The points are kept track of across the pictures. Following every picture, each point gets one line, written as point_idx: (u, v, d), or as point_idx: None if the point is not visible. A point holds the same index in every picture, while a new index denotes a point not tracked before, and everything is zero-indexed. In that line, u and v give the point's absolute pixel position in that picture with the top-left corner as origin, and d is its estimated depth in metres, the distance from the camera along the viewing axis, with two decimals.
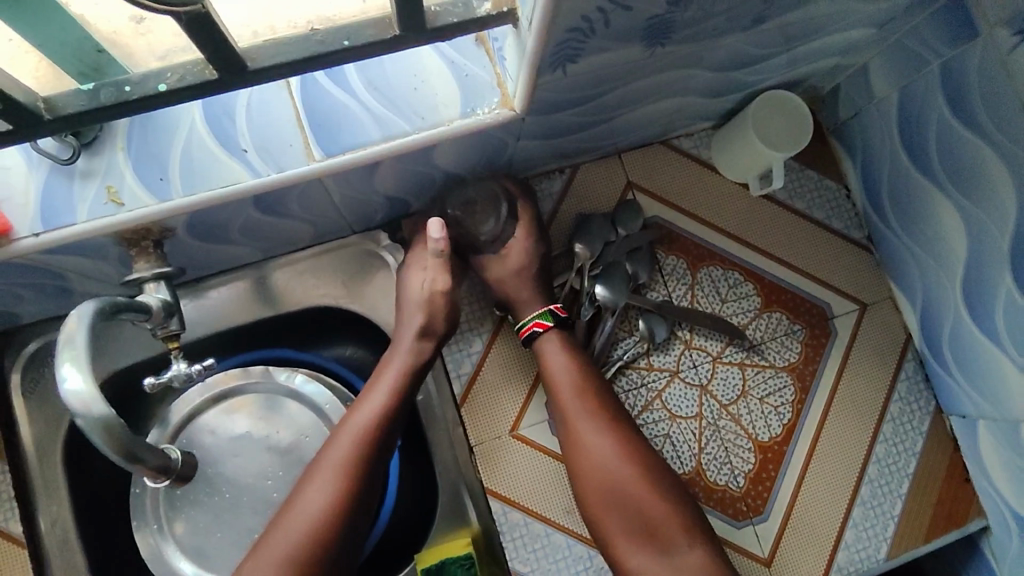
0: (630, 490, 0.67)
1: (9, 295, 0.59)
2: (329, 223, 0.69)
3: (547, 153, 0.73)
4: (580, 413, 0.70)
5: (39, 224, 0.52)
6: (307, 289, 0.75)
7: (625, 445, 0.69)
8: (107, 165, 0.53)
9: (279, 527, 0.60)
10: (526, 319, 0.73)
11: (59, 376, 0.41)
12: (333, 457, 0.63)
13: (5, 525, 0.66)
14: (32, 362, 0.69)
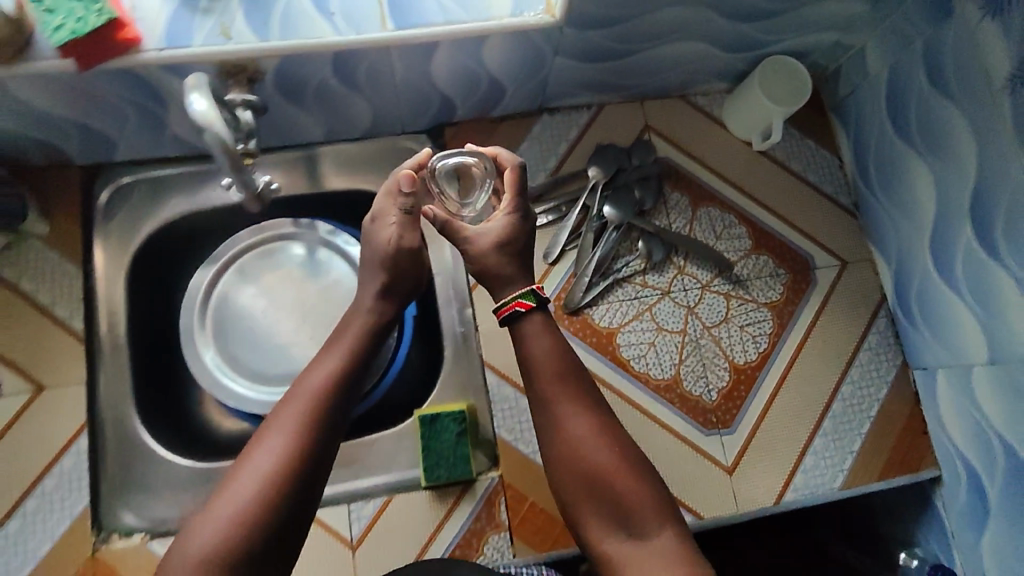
0: (607, 477, 0.66)
1: (116, 113, 0.71)
2: (383, 109, 0.81)
3: (575, 81, 0.84)
4: (560, 398, 0.69)
5: (163, 42, 0.64)
6: (353, 174, 0.86)
7: (600, 430, 0.68)
8: (223, 7, 0.65)
9: (236, 482, 0.58)
10: (505, 300, 0.71)
11: (190, 103, 0.60)
12: (293, 411, 0.62)
13: (69, 320, 0.77)
14: (118, 191, 0.82)
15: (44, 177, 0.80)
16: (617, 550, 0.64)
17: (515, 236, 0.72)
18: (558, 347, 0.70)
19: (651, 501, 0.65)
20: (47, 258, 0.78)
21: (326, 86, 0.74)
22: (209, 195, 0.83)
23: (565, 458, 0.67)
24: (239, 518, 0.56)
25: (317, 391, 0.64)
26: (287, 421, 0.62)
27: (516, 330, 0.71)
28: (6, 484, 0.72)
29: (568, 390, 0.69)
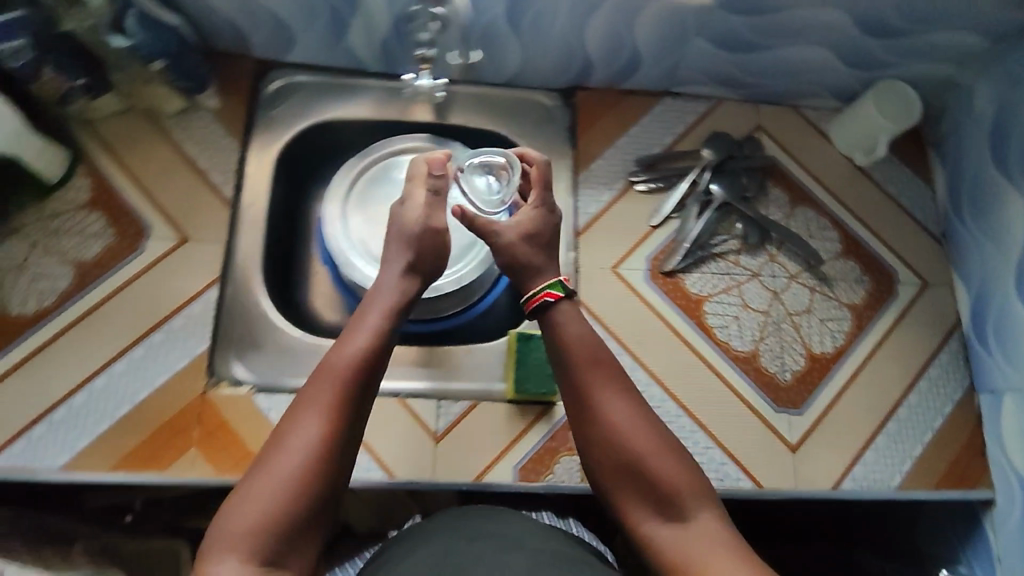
0: (643, 460, 0.64)
1: (311, 8, 0.82)
2: (531, 60, 0.90)
3: (704, 69, 0.92)
4: (595, 385, 0.69)
5: None
6: (487, 114, 0.95)
7: (629, 419, 0.67)
8: None
9: (268, 471, 0.58)
10: (535, 289, 0.75)
11: None
12: (323, 398, 0.62)
13: (220, 186, 0.86)
14: (289, 88, 0.92)
15: (223, 63, 0.90)
16: (656, 533, 0.63)
17: (543, 228, 0.79)
18: (581, 337, 0.71)
19: (691, 481, 0.63)
20: (212, 131, 0.88)
21: (493, 23, 0.84)
22: (360, 107, 0.93)
23: (600, 446, 0.66)
24: (280, 497, 0.56)
25: (347, 369, 0.64)
26: (322, 403, 0.61)
27: (542, 318, 0.74)
28: (139, 315, 0.79)
29: (602, 377, 0.69)
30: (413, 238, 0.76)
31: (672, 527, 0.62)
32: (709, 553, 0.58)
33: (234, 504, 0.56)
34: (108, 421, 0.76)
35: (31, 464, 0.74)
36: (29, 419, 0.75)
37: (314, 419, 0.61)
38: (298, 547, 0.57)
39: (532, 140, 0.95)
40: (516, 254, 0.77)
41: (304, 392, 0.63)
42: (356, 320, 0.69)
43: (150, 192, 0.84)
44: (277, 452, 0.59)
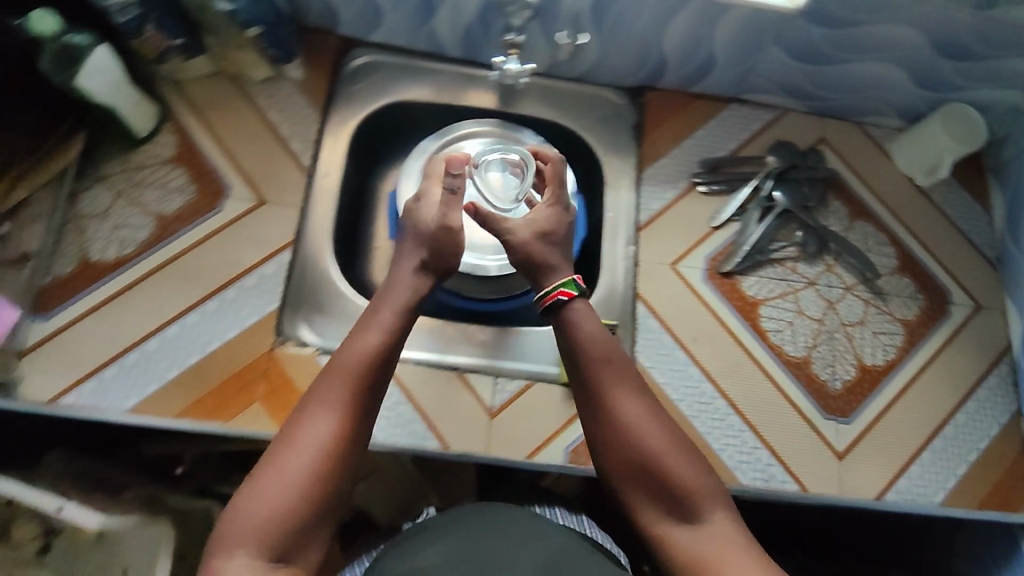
0: (658, 461, 0.63)
1: None
2: (606, 57, 0.92)
3: (775, 79, 0.94)
4: (609, 385, 0.67)
5: None
6: (558, 107, 0.98)
7: (641, 420, 0.65)
8: None
9: (278, 471, 0.58)
10: (550, 287, 0.73)
11: None
12: (334, 402, 0.62)
13: (299, 153, 0.89)
14: (369, 65, 0.95)
15: (310, 37, 0.94)
16: (669, 533, 0.62)
17: (557, 227, 0.78)
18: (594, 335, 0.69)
19: (706, 482, 0.62)
20: (295, 101, 0.91)
21: (576, 17, 0.86)
22: (435, 89, 0.96)
23: (613, 448, 0.65)
24: (292, 492, 0.57)
25: (358, 367, 0.64)
26: (334, 403, 0.62)
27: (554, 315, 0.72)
28: (214, 270, 0.82)
29: (615, 378, 0.68)
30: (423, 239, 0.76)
31: (686, 530, 0.61)
32: (724, 554, 0.57)
33: (244, 499, 0.57)
34: (177, 369, 0.78)
35: (99, 404, 0.76)
36: (103, 358, 0.77)
37: (325, 424, 0.61)
38: (309, 538, 0.58)
39: (599, 134, 0.97)
40: (535, 253, 0.76)
41: (315, 391, 0.63)
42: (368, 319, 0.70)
43: (232, 153, 0.87)
44: (288, 453, 0.59)
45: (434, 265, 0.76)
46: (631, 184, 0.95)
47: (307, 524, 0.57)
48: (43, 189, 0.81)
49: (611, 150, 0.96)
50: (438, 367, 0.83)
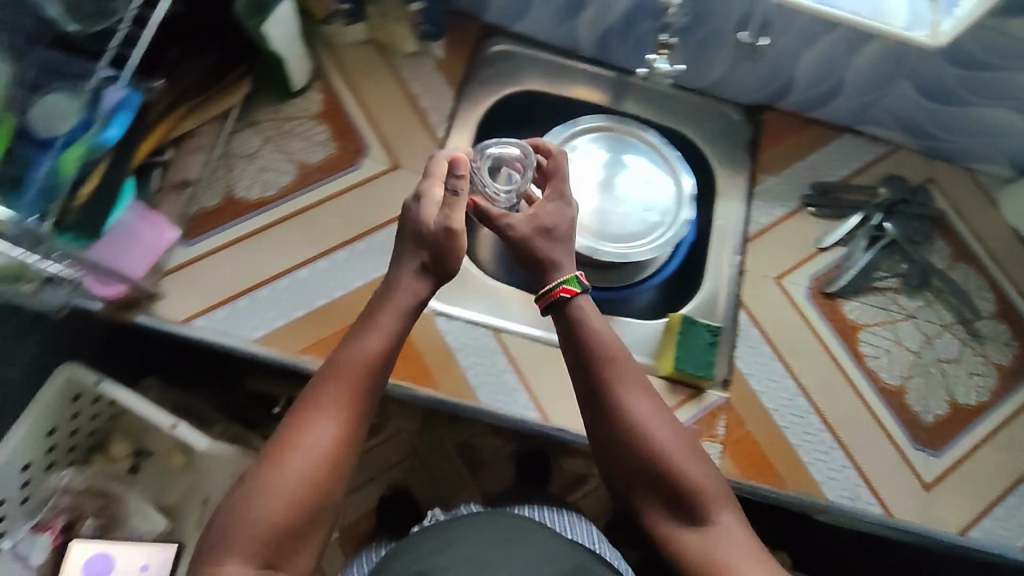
0: (662, 466, 0.62)
1: None
2: (733, 74, 0.96)
3: (895, 114, 0.96)
4: (612, 392, 0.65)
5: None
6: (677, 116, 1.02)
7: (644, 428, 0.63)
8: None
9: (262, 478, 0.58)
10: (550, 285, 0.69)
11: None
12: (321, 405, 0.61)
13: (433, 126, 0.94)
14: (505, 54, 1.00)
15: (454, 20, 0.99)
16: (678, 535, 0.61)
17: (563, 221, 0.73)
18: (601, 334, 0.67)
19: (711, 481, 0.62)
20: (434, 78, 0.96)
21: (718, 30, 0.89)
22: (564, 84, 1.01)
23: (616, 456, 0.64)
24: (287, 497, 0.57)
25: (349, 361, 0.63)
26: (326, 404, 0.61)
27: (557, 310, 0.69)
28: (346, 222, 0.86)
29: (617, 383, 0.65)
30: (422, 244, 0.67)
31: (692, 542, 0.60)
32: (732, 562, 0.57)
33: (241, 505, 0.57)
34: (303, 309, 0.82)
35: (228, 330, 0.80)
36: (237, 288, 0.81)
37: (311, 428, 0.60)
38: (309, 535, 0.58)
39: (715, 146, 1.00)
40: (541, 248, 0.70)
41: (308, 391, 0.62)
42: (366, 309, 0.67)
43: (373, 117, 0.92)
44: (272, 461, 0.58)
45: (435, 273, 0.68)
46: (743, 196, 0.98)
47: (296, 532, 0.57)
48: (209, 123, 0.85)
49: (725, 161, 1.00)
50: (549, 344, 0.86)
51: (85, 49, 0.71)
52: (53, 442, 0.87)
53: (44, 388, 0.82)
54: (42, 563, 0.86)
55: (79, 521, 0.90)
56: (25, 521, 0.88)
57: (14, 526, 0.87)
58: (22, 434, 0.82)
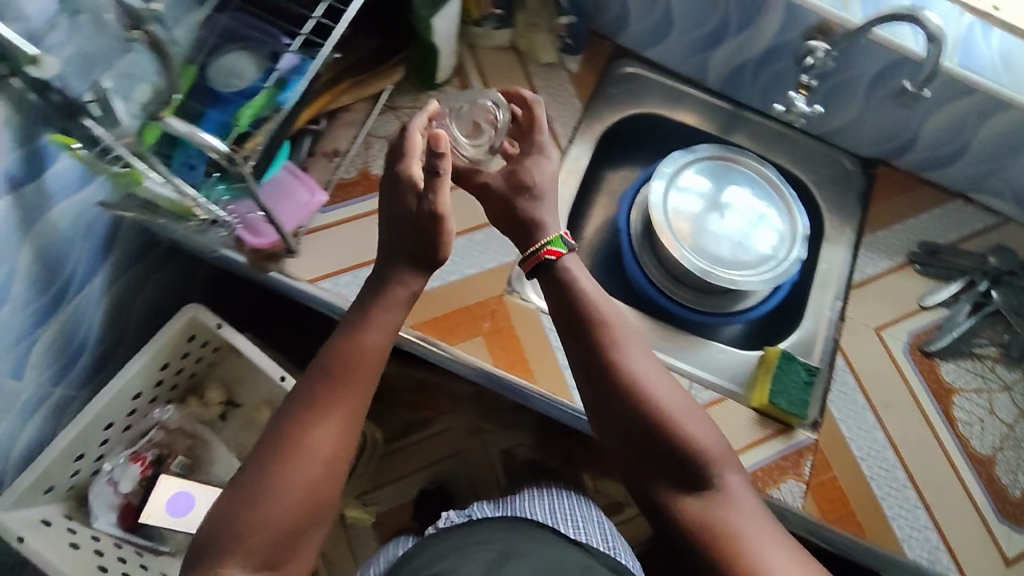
0: (667, 430, 0.64)
1: (698, 18, 0.93)
2: (855, 125, 0.98)
3: (1014, 185, 0.96)
4: (610, 357, 0.67)
5: None
6: (791, 158, 1.04)
7: (640, 404, 0.65)
8: None
9: (278, 464, 0.61)
10: (538, 246, 0.73)
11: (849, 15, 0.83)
12: (332, 397, 0.65)
13: (558, 134, 0.97)
14: (634, 75, 1.03)
15: (590, 37, 1.02)
16: (682, 501, 0.64)
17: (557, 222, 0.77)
18: (590, 312, 0.69)
19: (712, 448, 0.65)
20: (564, 89, 0.99)
21: (853, 79, 0.90)
22: (685, 112, 1.04)
23: (618, 422, 0.66)
24: (295, 502, 0.60)
25: (359, 366, 0.66)
26: (336, 408, 0.64)
27: (543, 272, 0.73)
28: (470, 213, 0.91)
29: (614, 351, 0.68)
30: (410, 231, 0.68)
31: (698, 503, 0.64)
32: (738, 525, 0.62)
33: (246, 510, 0.60)
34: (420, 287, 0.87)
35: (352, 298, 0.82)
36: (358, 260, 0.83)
37: (325, 409, 0.64)
38: (310, 530, 0.62)
39: (825, 193, 1.02)
40: (525, 210, 0.76)
41: (316, 395, 0.65)
42: (373, 285, 0.70)
43: None
44: (290, 447, 0.62)
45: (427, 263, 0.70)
46: (849, 245, 0.99)
47: (302, 529, 0.61)
48: (361, 101, 0.91)
49: (832, 208, 1.01)
50: None
51: (277, 10, 0.76)
52: (161, 378, 0.91)
53: (168, 325, 0.86)
54: (130, 491, 0.90)
55: (169, 458, 0.94)
56: (123, 448, 0.92)
57: (112, 451, 0.91)
58: (140, 366, 0.86)
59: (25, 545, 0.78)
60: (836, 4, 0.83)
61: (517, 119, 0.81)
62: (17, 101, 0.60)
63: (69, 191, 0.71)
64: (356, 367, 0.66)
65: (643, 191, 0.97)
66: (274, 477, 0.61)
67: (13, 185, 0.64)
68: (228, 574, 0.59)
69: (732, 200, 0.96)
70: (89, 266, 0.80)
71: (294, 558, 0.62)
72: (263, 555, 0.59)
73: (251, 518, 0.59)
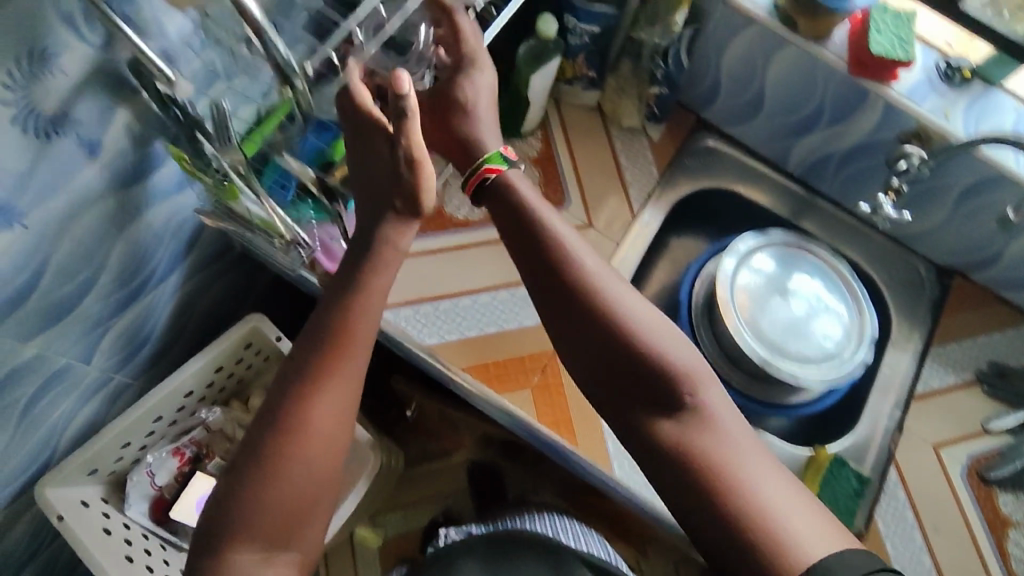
0: (633, 352, 0.61)
1: (788, 107, 0.92)
2: (937, 233, 0.95)
3: None
4: (560, 266, 0.64)
5: (908, 91, 0.81)
6: (864, 255, 1.01)
7: (602, 325, 0.61)
8: (956, 100, 0.81)
9: (281, 450, 0.62)
10: (477, 167, 0.70)
11: (950, 128, 0.80)
12: (327, 375, 0.64)
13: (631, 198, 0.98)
14: (715, 150, 1.03)
15: (676, 106, 1.02)
16: (658, 427, 0.60)
17: None
18: (540, 221, 0.66)
19: (678, 364, 0.61)
20: (643, 155, 1.00)
21: (944, 190, 0.88)
22: (761, 192, 1.03)
23: (583, 345, 0.63)
24: (301, 489, 0.62)
25: (350, 339, 0.65)
26: (332, 385, 0.64)
27: (489, 193, 0.70)
28: None
29: (565, 261, 0.64)
30: (386, 178, 0.65)
31: (678, 429, 0.59)
32: (719, 451, 0.57)
33: (252, 495, 0.61)
34: (476, 330, 0.88)
35: (409, 330, 0.87)
36: (424, 295, 0.88)
37: (324, 387, 0.64)
38: (313, 510, 0.63)
39: (895, 295, 0.99)
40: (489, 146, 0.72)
41: (310, 373, 0.64)
42: (361, 231, 0.66)
43: (580, 175, 0.97)
44: (289, 429, 0.62)
45: (412, 210, 0.66)
46: (914, 355, 0.96)
47: (303, 510, 0.62)
48: None
49: (901, 313, 0.98)
50: None
51: None
52: (213, 379, 0.93)
53: (231, 330, 0.90)
54: (164, 484, 0.92)
55: (206, 458, 0.95)
56: (166, 440, 0.94)
57: (155, 443, 0.93)
58: (198, 366, 0.88)
59: (63, 524, 0.80)
60: (936, 114, 0.80)
61: (442, 36, 0.72)
62: (140, 109, 0.63)
63: (168, 195, 0.74)
64: (351, 341, 0.65)
65: (713, 265, 0.96)
66: (278, 462, 0.61)
67: (121, 184, 0.67)
68: (240, 556, 0.60)
69: (806, 290, 0.94)
70: (168, 264, 0.82)
71: (302, 533, 0.63)
72: (272, 528, 0.61)
73: (260, 495, 0.61)
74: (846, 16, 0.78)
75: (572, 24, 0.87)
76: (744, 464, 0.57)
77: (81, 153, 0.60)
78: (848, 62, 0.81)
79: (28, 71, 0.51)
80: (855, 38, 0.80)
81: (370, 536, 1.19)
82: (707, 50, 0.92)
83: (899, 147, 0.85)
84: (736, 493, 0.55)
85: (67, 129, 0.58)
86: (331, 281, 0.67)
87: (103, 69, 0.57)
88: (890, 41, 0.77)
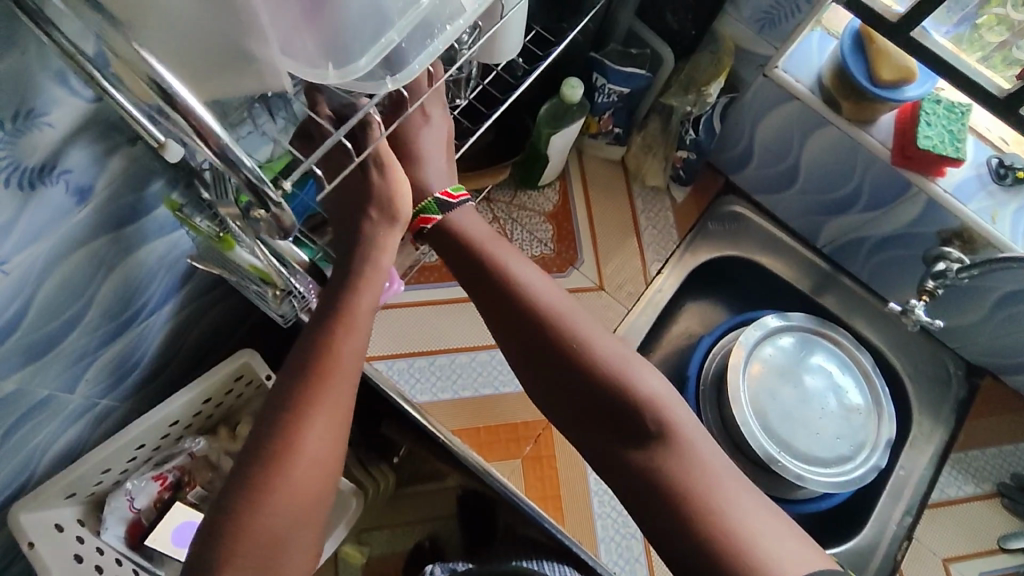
0: (594, 379, 0.59)
1: (824, 184, 0.86)
2: (972, 332, 0.89)
3: None
4: (514, 289, 0.63)
5: (953, 188, 0.75)
6: (891, 343, 0.95)
7: (562, 358, 0.60)
8: (1007, 200, 0.74)
9: (262, 479, 0.53)
10: (415, 215, 0.67)
11: (995, 232, 0.74)
12: (313, 395, 0.56)
13: (649, 263, 0.93)
14: (740, 215, 0.97)
15: (704, 167, 0.97)
16: (638, 460, 0.56)
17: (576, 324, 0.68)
18: (488, 248, 0.64)
19: (640, 384, 0.58)
20: (665, 216, 0.95)
21: (984, 290, 0.82)
22: (787, 265, 0.97)
23: (548, 376, 0.61)
24: (282, 521, 0.54)
25: (335, 360, 0.58)
26: (320, 406, 0.56)
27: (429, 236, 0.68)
28: None
29: (516, 283, 0.63)
30: (357, 203, 0.64)
31: (662, 462, 0.55)
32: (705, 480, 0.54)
33: (230, 528, 0.52)
34: (471, 391, 0.85)
35: (402, 385, 0.84)
36: (421, 348, 0.86)
37: (309, 409, 0.56)
38: (294, 546, 0.55)
39: (920, 391, 0.93)
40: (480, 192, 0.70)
41: (292, 393, 0.56)
42: (341, 270, 0.62)
43: (596, 233, 0.93)
44: (276, 456, 0.54)
45: (388, 219, 0.64)
46: (932, 458, 0.90)
47: (284, 543, 0.54)
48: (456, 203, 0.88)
49: (924, 410, 0.92)
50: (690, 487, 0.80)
51: None
52: (201, 410, 0.92)
53: (220, 365, 0.88)
54: (143, 508, 0.90)
55: (187, 486, 0.93)
56: (145, 466, 0.92)
57: (137, 469, 0.92)
58: (185, 400, 0.87)
59: (33, 551, 0.77)
60: (981, 216, 0.75)
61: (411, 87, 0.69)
62: (136, 155, 0.61)
63: (163, 234, 0.72)
64: (341, 363, 0.58)
65: (726, 340, 0.91)
66: (263, 494, 0.53)
67: (113, 226, 0.65)
68: None
69: (824, 381, 0.89)
70: (162, 295, 0.80)
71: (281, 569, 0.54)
72: (252, 561, 0.53)
73: (240, 529, 0.52)
74: (895, 105, 0.73)
75: (601, 83, 0.82)
76: (723, 492, 0.54)
77: (70, 199, 0.58)
78: (892, 151, 0.76)
79: (13, 127, 0.48)
80: (901, 127, 0.75)
81: (354, 553, 0.96)
82: (743, 119, 0.86)
83: (938, 247, 0.80)
84: (727, 527, 0.52)
85: (54, 178, 0.55)
86: (323, 331, 0.59)
87: (97, 119, 0.55)
88: (940, 135, 0.72)
